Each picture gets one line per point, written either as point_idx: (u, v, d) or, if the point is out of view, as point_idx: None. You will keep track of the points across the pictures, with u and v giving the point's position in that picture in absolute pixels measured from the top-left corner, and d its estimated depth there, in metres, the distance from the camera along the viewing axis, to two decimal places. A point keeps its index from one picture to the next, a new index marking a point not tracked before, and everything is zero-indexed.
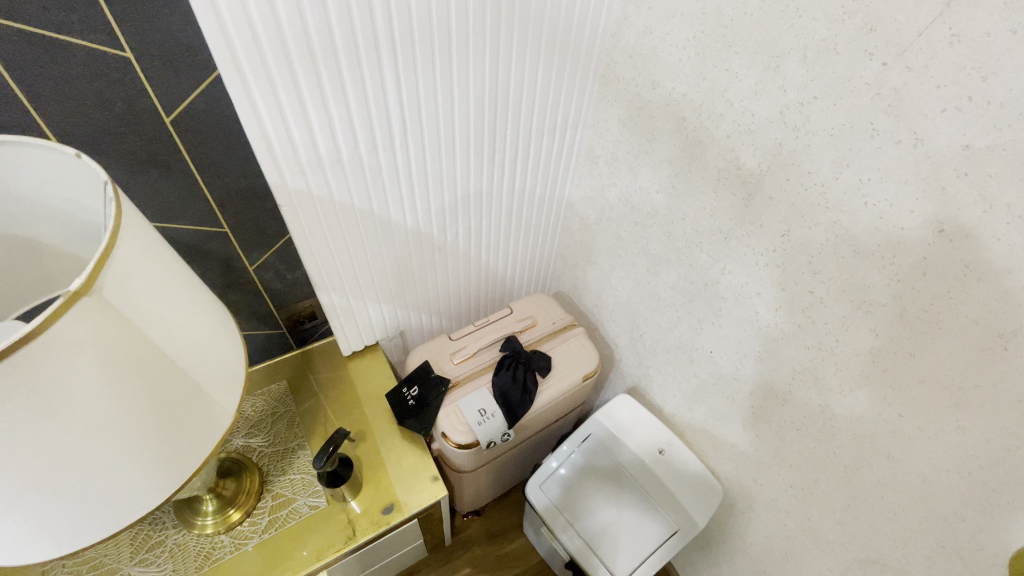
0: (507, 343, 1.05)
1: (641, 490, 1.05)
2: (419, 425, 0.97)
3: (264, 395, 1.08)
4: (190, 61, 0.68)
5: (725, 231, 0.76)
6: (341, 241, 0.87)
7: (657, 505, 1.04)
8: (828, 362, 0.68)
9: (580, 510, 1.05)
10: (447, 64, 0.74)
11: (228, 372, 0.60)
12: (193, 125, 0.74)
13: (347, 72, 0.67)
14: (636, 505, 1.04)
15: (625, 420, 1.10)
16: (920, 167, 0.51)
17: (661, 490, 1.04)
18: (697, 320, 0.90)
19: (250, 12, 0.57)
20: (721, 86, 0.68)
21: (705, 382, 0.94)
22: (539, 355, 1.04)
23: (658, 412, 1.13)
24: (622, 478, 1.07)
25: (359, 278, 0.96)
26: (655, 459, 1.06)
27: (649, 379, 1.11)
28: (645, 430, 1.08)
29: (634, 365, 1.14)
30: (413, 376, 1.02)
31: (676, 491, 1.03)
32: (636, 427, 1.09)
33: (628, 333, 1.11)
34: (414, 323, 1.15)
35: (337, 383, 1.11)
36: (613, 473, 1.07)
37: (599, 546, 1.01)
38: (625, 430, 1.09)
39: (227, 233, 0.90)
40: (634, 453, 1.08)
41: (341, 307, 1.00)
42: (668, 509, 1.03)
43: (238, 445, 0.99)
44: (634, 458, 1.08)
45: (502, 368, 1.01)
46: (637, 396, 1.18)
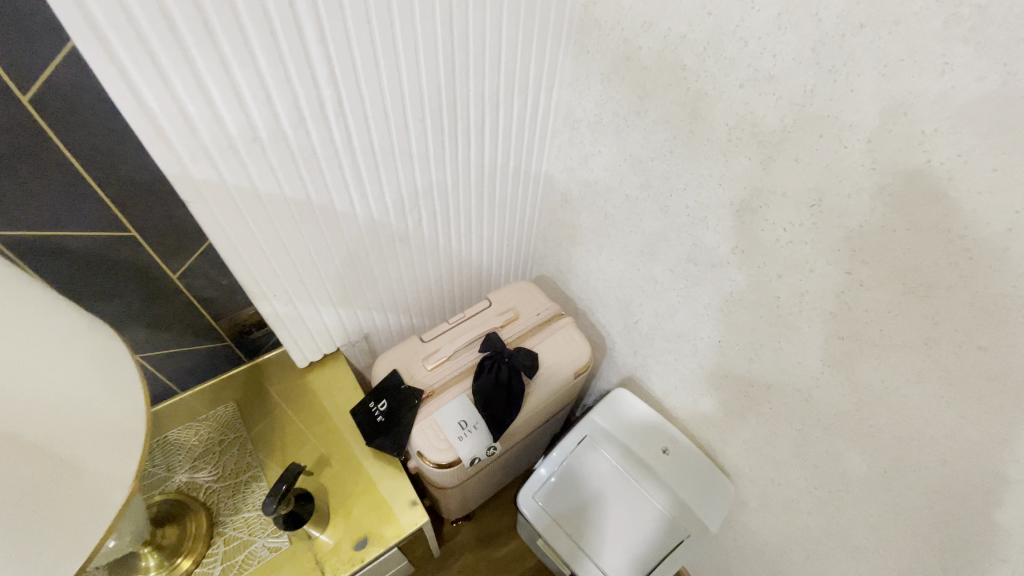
0: (485, 342, 0.91)
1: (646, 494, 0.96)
2: (390, 445, 0.85)
3: (210, 422, 0.94)
4: (38, 17, 0.51)
5: (737, 203, 0.64)
6: (276, 239, 0.71)
7: (662, 509, 0.94)
8: (876, 355, 0.57)
9: (580, 522, 0.95)
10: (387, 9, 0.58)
11: (107, 427, 0.45)
12: (61, 105, 0.57)
13: (251, 22, 0.51)
14: (640, 510, 0.94)
15: (620, 418, 1.00)
16: (1009, 114, 0.39)
17: (667, 493, 0.95)
18: (702, 306, 0.78)
19: None
20: (732, 22, 0.54)
21: (713, 375, 0.83)
22: (525, 353, 0.90)
23: (658, 404, 1.03)
24: (621, 482, 0.97)
25: (304, 280, 0.81)
26: (655, 459, 0.97)
27: (647, 370, 1.00)
28: (646, 428, 0.98)
29: (629, 355, 1.03)
30: (381, 388, 0.88)
31: (681, 492, 0.93)
32: (633, 424, 0.99)
33: (621, 321, 1.00)
34: (379, 324, 1.01)
35: (295, 401, 0.97)
36: (612, 477, 0.97)
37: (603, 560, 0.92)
38: (625, 429, 0.99)
39: (136, 237, 0.73)
40: (633, 453, 0.98)
41: (288, 315, 0.85)
42: (676, 514, 0.93)
43: (181, 484, 0.85)
44: (632, 459, 0.98)
45: (482, 372, 0.88)
46: (634, 387, 1.07)
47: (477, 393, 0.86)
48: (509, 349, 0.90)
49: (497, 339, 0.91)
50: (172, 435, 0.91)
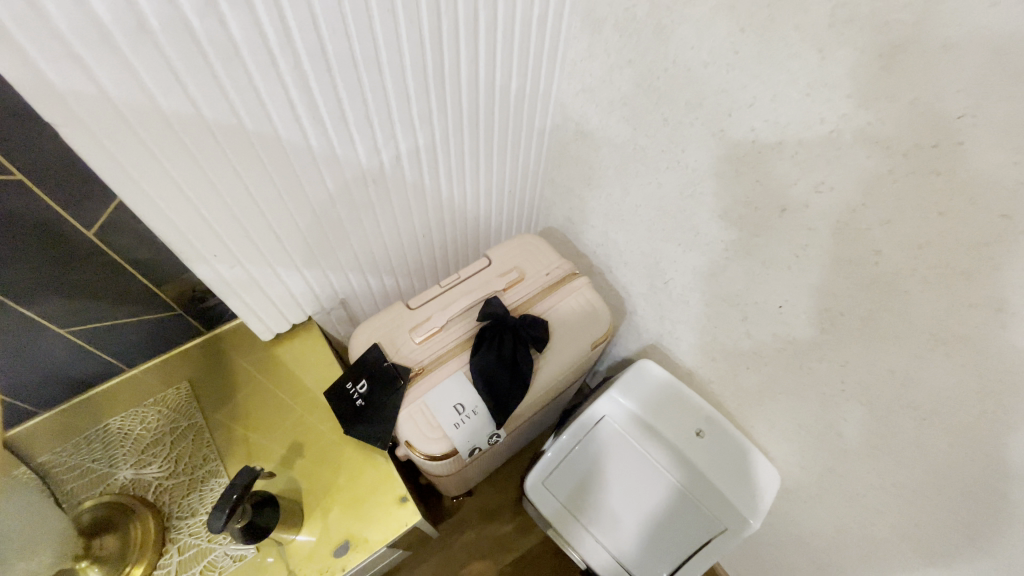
0: (484, 308, 0.75)
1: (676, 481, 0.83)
2: (373, 435, 0.70)
3: (159, 406, 0.77)
4: None
5: (839, 121, 0.45)
6: (204, 182, 0.54)
7: (691, 498, 0.82)
8: (1014, 336, 0.41)
9: (597, 511, 0.85)
10: None
11: None
12: None
13: None
14: (664, 498, 0.83)
15: (644, 395, 0.86)
16: None
17: (700, 480, 0.82)
18: (759, 264, 0.61)
19: None
20: None
21: (764, 347, 0.68)
22: (533, 322, 0.74)
23: (687, 377, 0.88)
24: (643, 466, 0.85)
25: (254, 235, 0.64)
26: (686, 442, 0.83)
27: (677, 338, 0.84)
28: (675, 406, 0.84)
29: (655, 320, 0.87)
30: (360, 366, 0.73)
31: (716, 482, 0.80)
32: (659, 402, 0.85)
33: (648, 280, 0.83)
34: (357, 287, 0.84)
35: (262, 381, 0.82)
36: (632, 461, 0.86)
37: (622, 552, 0.83)
38: (651, 408, 0.85)
39: (24, 181, 0.53)
40: (659, 436, 0.84)
41: (239, 279, 0.68)
42: (711, 504, 0.80)
43: (125, 482, 0.70)
44: (658, 441, 0.85)
45: (482, 346, 0.72)
46: (658, 356, 0.92)
47: (477, 372, 0.71)
48: (514, 317, 0.74)
49: (498, 304, 0.75)
50: (113, 422, 0.75)
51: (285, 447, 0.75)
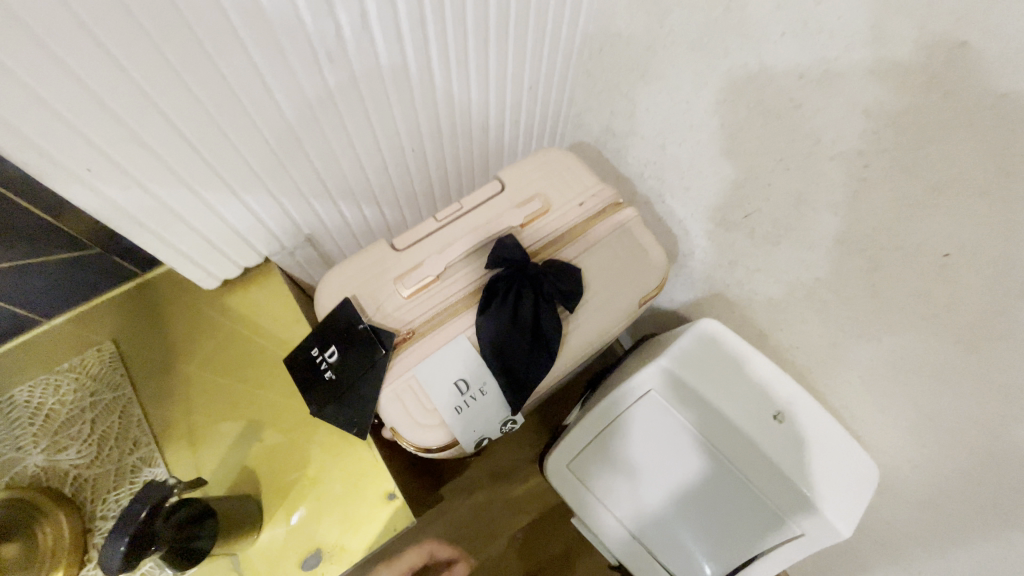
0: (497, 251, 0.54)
1: (735, 473, 0.64)
2: (345, 419, 0.52)
3: (76, 373, 0.59)
4: None
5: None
6: (24, 54, 0.32)
7: (760, 496, 0.63)
8: None
9: (630, 500, 0.70)
10: None
11: None
12: None
13: None
14: (724, 490, 0.65)
15: (704, 368, 0.64)
16: None
17: (770, 477, 0.61)
18: (926, 191, 0.39)
19: None
20: None
21: (894, 312, 0.46)
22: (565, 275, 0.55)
23: (755, 339, 0.69)
24: (699, 450, 0.66)
25: (156, 147, 0.43)
26: (760, 429, 0.61)
27: (751, 290, 0.64)
28: (743, 380, 0.63)
29: (721, 265, 0.66)
30: (326, 327, 0.53)
31: (798, 484, 0.59)
32: (724, 375, 0.63)
33: (720, 213, 0.61)
34: (327, 219, 0.64)
35: (210, 341, 0.63)
36: (682, 444, 0.67)
37: (658, 547, 0.69)
38: (708, 380, 0.64)
39: None
40: (720, 419, 0.63)
41: (151, 212, 0.48)
42: (781, 504, 0.62)
43: (34, 473, 0.53)
44: (720, 426, 0.63)
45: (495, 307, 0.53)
46: (717, 310, 0.72)
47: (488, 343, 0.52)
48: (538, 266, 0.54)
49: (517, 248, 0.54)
50: (18, 392, 0.57)
51: (239, 428, 0.59)
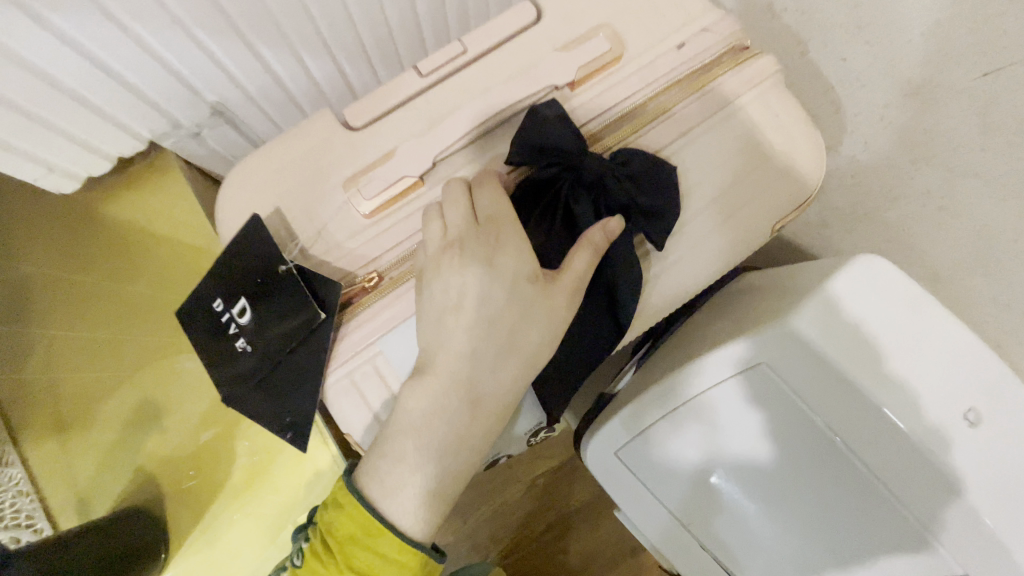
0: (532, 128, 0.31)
1: (874, 477, 0.40)
2: (269, 425, 0.31)
3: None
4: None
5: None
6: None
7: (914, 535, 0.39)
8: None
9: (688, 488, 0.47)
10: None
11: None
12: None
13: None
14: (851, 517, 0.42)
15: (853, 335, 0.38)
16: None
17: (931, 489, 0.38)
18: None
19: None
20: None
21: None
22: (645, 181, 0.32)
23: (950, 296, 0.43)
24: (818, 459, 0.42)
25: None
26: (938, 431, 0.37)
27: (980, 218, 0.37)
28: (922, 336, 0.37)
29: (929, 171, 0.39)
30: (229, 267, 0.31)
31: (988, 520, 0.37)
32: (888, 349, 0.37)
33: (984, 66, 0.33)
34: (250, 80, 0.37)
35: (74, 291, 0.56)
36: (787, 445, 0.42)
37: (720, 551, 0.47)
38: (867, 333, 0.38)
39: None
40: (869, 420, 0.38)
41: None
42: (942, 528, 0.38)
43: None
44: (868, 429, 0.38)
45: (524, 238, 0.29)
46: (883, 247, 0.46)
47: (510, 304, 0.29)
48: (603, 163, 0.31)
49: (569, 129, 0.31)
50: None
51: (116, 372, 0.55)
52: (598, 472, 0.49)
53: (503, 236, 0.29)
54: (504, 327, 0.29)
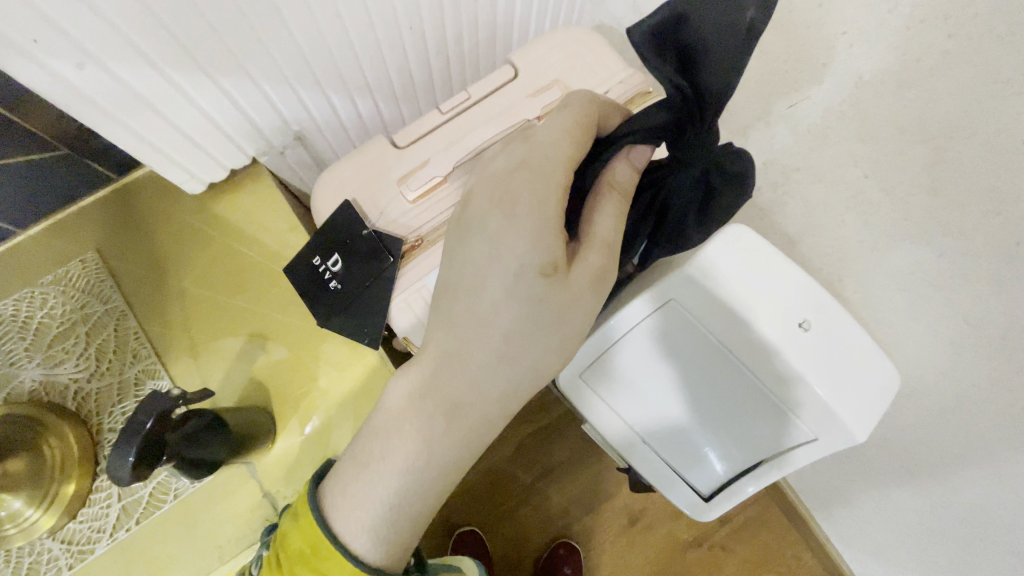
0: (718, 24, 0.37)
1: (753, 377, 0.61)
2: (355, 330, 0.50)
3: (62, 285, 0.57)
4: None
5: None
6: None
7: (786, 416, 0.61)
8: None
9: (639, 401, 0.69)
10: None
11: None
12: None
13: None
14: (745, 404, 0.64)
15: (727, 283, 0.57)
16: None
17: (786, 384, 0.58)
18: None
19: None
20: None
21: (962, 213, 0.43)
22: (727, 190, 0.42)
23: (790, 249, 0.64)
24: (719, 368, 0.63)
25: (105, 10, 0.36)
26: (789, 344, 0.56)
27: (790, 193, 0.59)
28: (779, 283, 0.56)
29: (761, 166, 0.61)
30: (327, 235, 0.50)
31: (827, 401, 0.56)
32: (750, 293, 0.57)
33: (774, 99, 0.55)
34: (318, 113, 0.56)
35: (190, 238, 0.60)
36: (695, 363, 0.65)
37: (666, 443, 0.70)
38: (741, 284, 0.57)
39: None
40: (740, 339, 0.59)
41: (115, 95, 0.42)
42: (795, 408, 0.59)
43: (31, 387, 0.53)
44: (745, 347, 0.59)
45: (534, 224, 0.40)
46: (748, 217, 0.67)
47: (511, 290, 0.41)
48: (704, 134, 0.41)
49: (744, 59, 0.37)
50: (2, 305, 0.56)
51: (218, 316, 0.59)
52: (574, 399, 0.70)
53: (522, 206, 0.40)
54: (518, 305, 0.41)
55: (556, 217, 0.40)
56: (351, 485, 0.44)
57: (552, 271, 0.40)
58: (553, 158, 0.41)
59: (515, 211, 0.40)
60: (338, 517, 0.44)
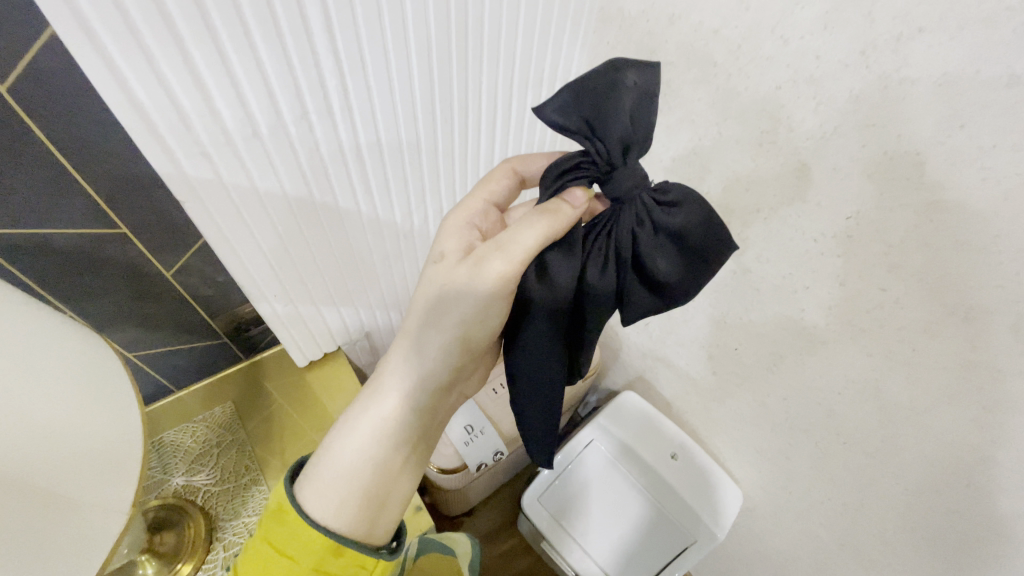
0: (609, 86, 0.39)
1: (652, 495, 0.94)
2: None
3: (207, 423, 0.92)
4: (16, 20, 0.48)
5: (771, 183, 0.58)
6: (271, 233, 0.68)
7: (677, 524, 0.91)
8: (897, 392, 0.56)
9: (582, 522, 0.94)
10: (401, 18, 0.57)
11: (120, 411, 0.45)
12: (59, 113, 0.55)
13: (259, 29, 0.50)
14: (651, 521, 0.93)
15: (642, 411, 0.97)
16: None
17: (669, 495, 0.93)
18: (720, 312, 0.76)
19: (128, 8, 0.43)
20: (772, 17, 0.51)
21: (727, 382, 0.82)
22: (696, 235, 0.42)
23: (669, 408, 1.00)
24: (630, 492, 0.95)
25: (306, 281, 0.79)
26: (664, 466, 0.94)
27: (658, 372, 0.98)
28: (654, 431, 0.96)
29: (639, 356, 1.01)
30: None
31: (694, 504, 0.90)
32: (639, 434, 0.97)
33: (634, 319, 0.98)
34: (380, 322, 0.98)
35: (292, 396, 0.98)
36: (626, 475, 0.96)
37: (605, 560, 0.91)
38: (633, 427, 0.98)
39: (127, 235, 0.69)
40: (640, 456, 0.96)
41: (291, 316, 0.84)
42: (679, 514, 0.92)
43: (177, 487, 0.82)
44: (641, 471, 0.96)
45: (443, 244, 0.52)
46: (643, 388, 1.05)
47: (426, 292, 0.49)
48: (630, 173, 0.42)
49: (648, 116, 0.39)
50: (167, 436, 0.89)
51: (299, 447, 0.92)
52: (536, 521, 0.94)
53: (441, 237, 0.52)
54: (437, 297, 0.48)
55: (456, 238, 0.52)
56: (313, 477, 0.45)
57: (441, 259, 0.51)
58: (473, 198, 0.55)
59: (441, 238, 0.52)
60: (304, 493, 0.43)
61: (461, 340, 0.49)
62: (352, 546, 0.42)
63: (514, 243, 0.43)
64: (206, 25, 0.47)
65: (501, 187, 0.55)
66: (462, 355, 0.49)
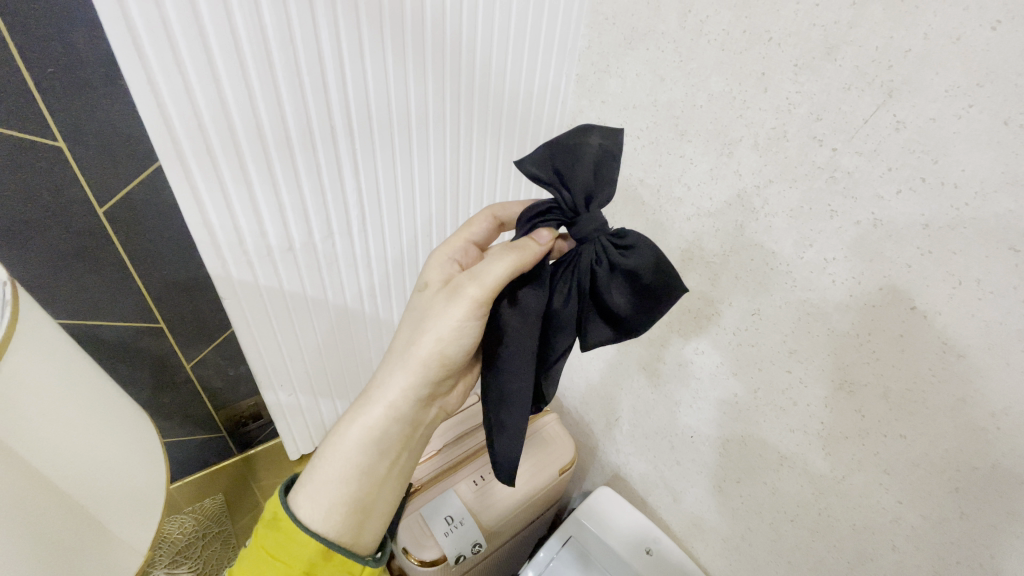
0: (578, 146, 0.51)
1: None
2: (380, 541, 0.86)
3: (196, 514, 1.04)
4: (130, 167, 0.66)
5: (693, 292, 0.75)
6: (288, 328, 0.83)
7: None
8: (816, 462, 0.65)
9: None
10: (409, 166, 0.77)
11: (150, 463, 0.52)
12: (140, 231, 0.72)
13: (304, 172, 0.68)
14: None
15: (626, 514, 1.00)
16: (865, 243, 0.53)
17: None
18: (672, 401, 0.87)
19: (217, 159, 0.62)
20: (677, 171, 0.71)
21: (689, 469, 0.89)
22: (647, 271, 0.50)
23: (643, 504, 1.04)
24: None
25: (310, 370, 0.91)
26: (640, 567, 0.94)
27: (630, 466, 1.05)
28: (629, 528, 0.98)
29: (612, 451, 1.09)
30: None
31: None
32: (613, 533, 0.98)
33: (605, 417, 1.08)
34: None
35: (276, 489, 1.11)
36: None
37: None
38: (608, 525, 0.99)
39: (164, 329, 0.83)
40: (617, 555, 0.95)
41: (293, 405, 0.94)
42: None
43: None
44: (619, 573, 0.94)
45: (431, 276, 0.64)
46: (618, 484, 1.10)
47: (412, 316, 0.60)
48: (593, 223, 0.52)
49: (608, 170, 0.50)
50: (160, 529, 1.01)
51: None
52: None
53: (428, 270, 0.65)
54: (420, 320, 0.59)
55: (438, 272, 0.64)
56: (310, 482, 0.54)
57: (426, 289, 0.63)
58: (456, 238, 0.68)
59: (429, 271, 0.65)
60: (301, 500, 0.53)
61: (439, 355, 0.57)
62: (339, 551, 0.52)
63: (485, 273, 0.54)
64: (269, 171, 0.66)
65: (479, 229, 0.68)
66: (438, 373, 0.58)
